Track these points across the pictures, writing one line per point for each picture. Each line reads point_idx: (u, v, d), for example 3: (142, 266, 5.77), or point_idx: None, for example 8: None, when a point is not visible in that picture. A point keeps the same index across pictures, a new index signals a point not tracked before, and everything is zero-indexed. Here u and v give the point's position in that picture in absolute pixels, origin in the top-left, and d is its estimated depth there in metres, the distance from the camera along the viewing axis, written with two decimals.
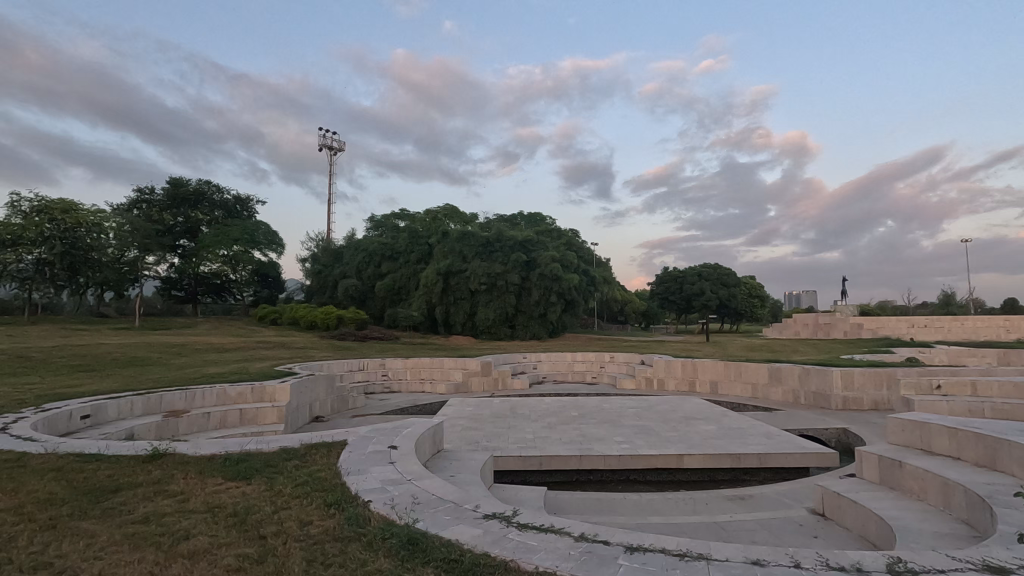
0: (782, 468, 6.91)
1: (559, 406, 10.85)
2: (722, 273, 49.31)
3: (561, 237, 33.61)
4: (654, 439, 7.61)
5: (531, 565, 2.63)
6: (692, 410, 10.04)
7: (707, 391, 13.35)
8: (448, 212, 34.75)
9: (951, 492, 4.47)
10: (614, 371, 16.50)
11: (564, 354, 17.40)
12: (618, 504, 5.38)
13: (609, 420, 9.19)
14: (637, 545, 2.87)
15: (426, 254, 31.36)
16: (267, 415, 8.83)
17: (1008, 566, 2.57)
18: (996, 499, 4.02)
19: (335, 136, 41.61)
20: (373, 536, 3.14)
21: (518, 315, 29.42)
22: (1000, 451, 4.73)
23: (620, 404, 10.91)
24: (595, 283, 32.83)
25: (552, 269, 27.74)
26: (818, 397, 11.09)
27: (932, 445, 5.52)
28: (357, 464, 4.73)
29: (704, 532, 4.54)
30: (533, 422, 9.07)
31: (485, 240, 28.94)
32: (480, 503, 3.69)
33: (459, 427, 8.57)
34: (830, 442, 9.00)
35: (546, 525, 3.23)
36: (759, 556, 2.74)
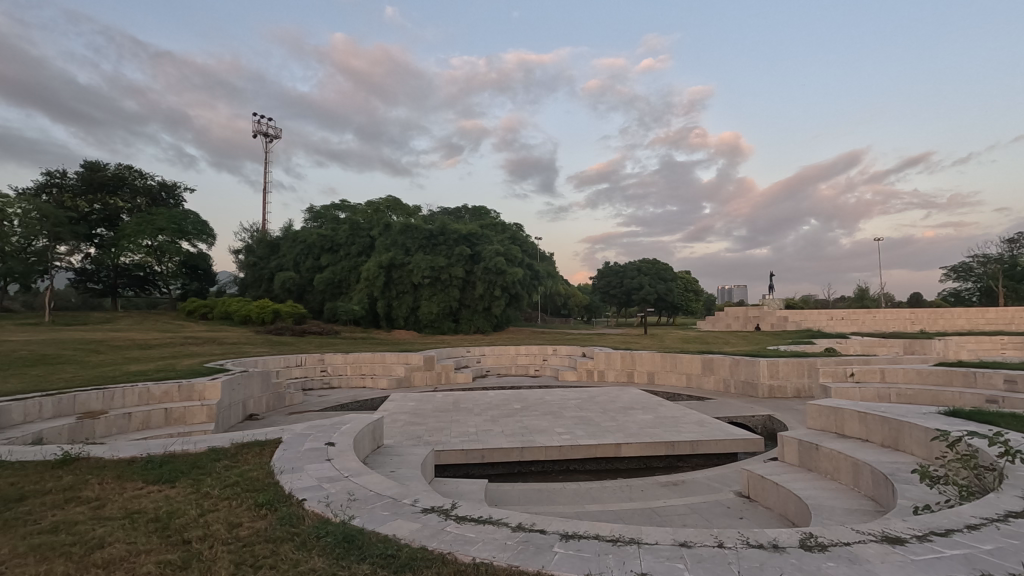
0: (713, 454, 7.26)
1: (502, 398, 10.94)
2: (660, 267, 51.18)
3: (506, 230, 33.72)
4: (593, 429, 7.83)
5: (468, 557, 2.64)
6: (630, 401, 10.35)
7: (644, 381, 13.83)
8: (391, 203, 34.04)
9: (860, 472, 4.86)
10: (556, 363, 16.79)
11: (507, 348, 17.54)
12: (558, 494, 5.49)
13: (550, 412, 9.33)
14: (572, 533, 2.94)
15: (367, 247, 30.71)
16: (195, 415, 8.38)
17: (903, 535, 2.82)
18: (898, 476, 4.40)
19: (271, 122, 39.96)
20: (307, 535, 3.06)
21: (462, 309, 29.27)
22: (903, 433, 5.17)
23: (562, 396, 11.13)
24: (539, 277, 33.16)
25: (496, 262, 27.86)
26: (746, 386, 11.75)
27: (845, 429, 5.96)
28: (290, 463, 4.59)
29: (638, 518, 4.71)
30: (476, 415, 9.09)
31: (429, 233, 29.03)
32: (420, 497, 3.67)
33: (401, 422, 8.48)
34: (757, 429, 9.54)
35: (484, 516, 3.25)
36: (686, 538, 2.87)
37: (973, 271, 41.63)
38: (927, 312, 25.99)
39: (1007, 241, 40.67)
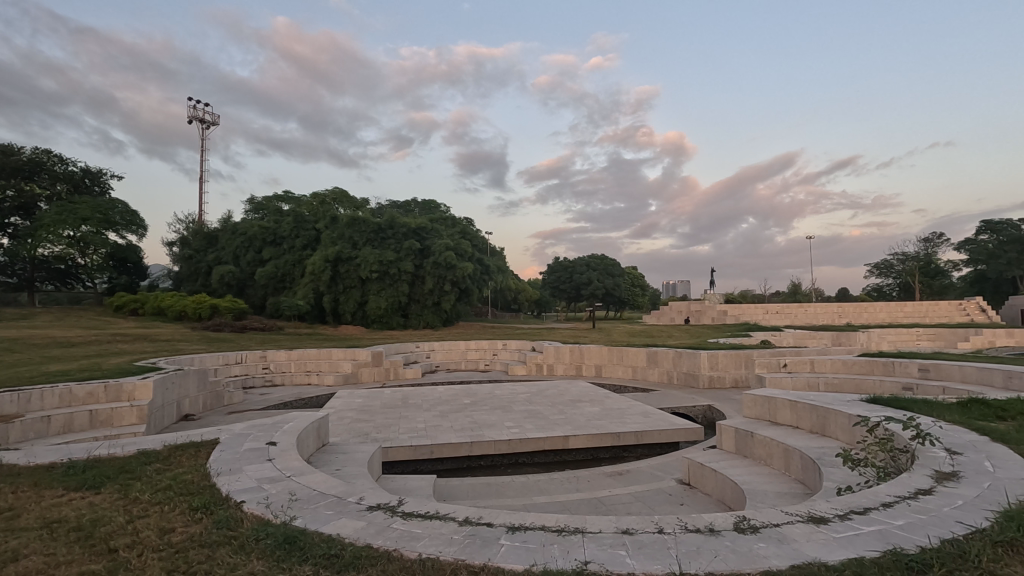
0: (656, 444, 7.50)
1: (451, 393, 10.91)
2: (608, 263, 52.27)
3: (456, 225, 33.44)
4: (542, 422, 7.93)
5: (413, 553, 2.62)
6: (578, 394, 10.53)
7: (592, 374, 14.13)
8: (337, 195, 32.87)
9: (790, 457, 5.15)
10: (506, 358, 16.87)
11: (456, 342, 17.48)
12: (506, 487, 5.53)
13: (500, 406, 9.37)
14: (519, 525, 2.97)
15: (313, 240, 29.80)
16: (124, 416, 7.89)
17: (826, 515, 3.02)
18: (824, 460, 4.69)
19: (207, 108, 38.00)
20: (245, 538, 2.96)
21: (411, 304, 28.89)
22: (829, 419, 5.51)
23: (511, 390, 11.21)
24: (489, 272, 33.08)
25: (446, 257, 27.59)
26: (688, 377, 12.20)
27: (777, 417, 6.31)
28: (228, 464, 4.41)
29: (585, 508, 4.82)
30: (425, 411, 9.01)
31: (377, 226, 28.47)
32: (365, 495, 3.61)
33: (347, 419, 8.30)
34: (698, 418, 9.92)
35: (431, 512, 3.24)
36: (629, 525, 2.96)
37: (893, 268, 44.81)
38: (852, 307, 27.77)
39: (923, 240, 44.37)
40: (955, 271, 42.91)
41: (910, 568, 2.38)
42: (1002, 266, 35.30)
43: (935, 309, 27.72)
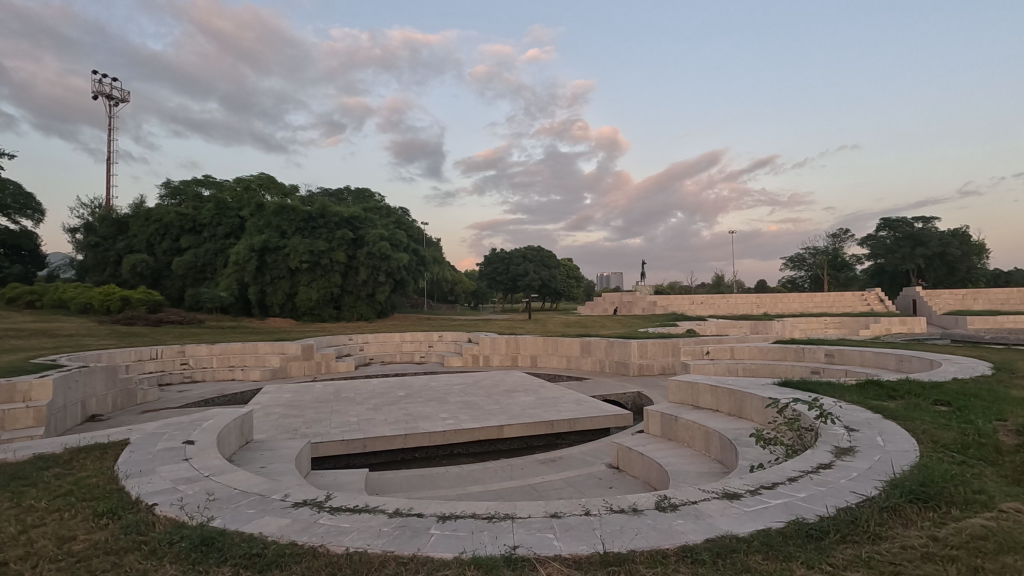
0: (588, 431, 7.73)
1: (386, 386, 10.73)
2: (544, 255, 53.01)
3: (391, 214, 32.67)
4: (477, 413, 7.96)
5: (341, 548, 2.57)
6: (513, 384, 10.63)
7: (527, 364, 14.33)
8: (263, 180, 31.21)
9: (710, 439, 5.45)
10: (442, 349, 16.75)
11: (392, 335, 17.17)
12: (440, 478, 5.51)
13: (435, 398, 9.31)
14: (449, 514, 2.97)
15: (236, 228, 28.24)
16: (17, 419, 7.16)
17: (739, 491, 3.23)
18: (740, 440, 5.00)
19: (115, 83, 34.98)
20: (157, 542, 2.79)
21: (344, 296, 28.05)
22: (745, 402, 5.87)
23: (447, 381, 11.18)
24: (425, 263, 32.62)
25: (381, 248, 26.92)
26: (619, 365, 12.64)
27: (699, 401, 6.66)
28: (139, 465, 4.13)
29: (517, 495, 4.89)
30: (358, 405, 8.80)
31: (307, 215, 27.38)
32: (291, 491, 3.50)
33: (275, 415, 7.98)
34: (628, 404, 10.30)
35: (360, 505, 3.19)
36: (557, 509, 3.04)
37: (805, 262, 48.22)
38: (769, 297, 29.64)
39: (831, 236, 47.93)
40: (858, 265, 46.81)
41: (810, 536, 2.60)
42: (897, 259, 38.87)
43: (841, 299, 30.09)
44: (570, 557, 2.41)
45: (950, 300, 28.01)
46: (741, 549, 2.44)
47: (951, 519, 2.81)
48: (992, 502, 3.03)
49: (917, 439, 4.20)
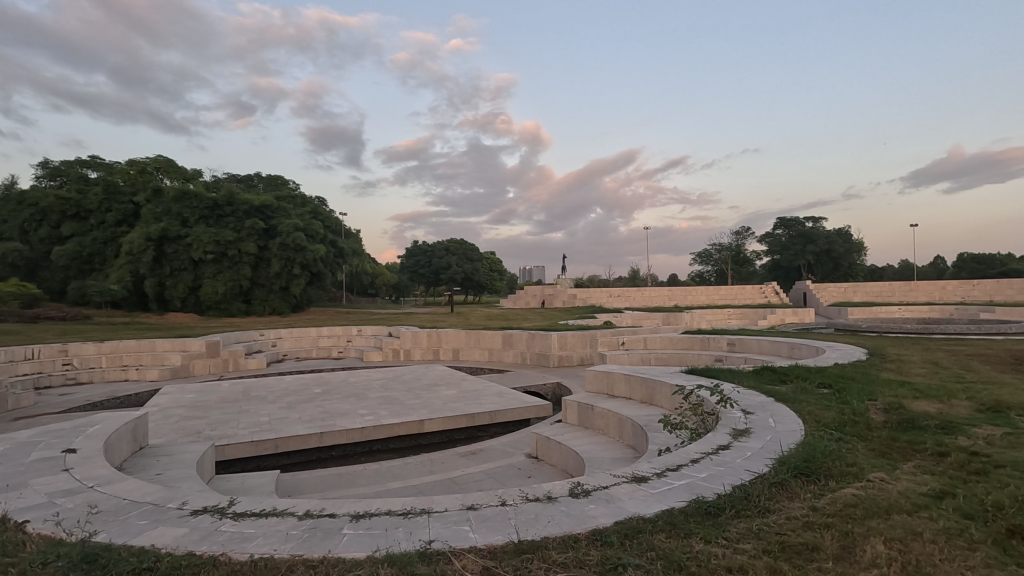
0: (509, 422, 7.84)
1: (301, 383, 10.28)
2: (467, 248, 52.87)
3: (307, 204, 31.09)
4: (397, 408, 7.82)
5: (244, 555, 2.44)
6: (434, 378, 10.55)
7: (449, 357, 14.25)
8: (161, 164, 28.60)
9: (623, 425, 5.70)
10: (361, 344, 16.26)
11: (307, 330, 16.44)
12: (357, 476, 5.37)
13: (353, 394, 9.04)
14: (363, 512, 2.90)
15: (129, 215, 25.76)
16: None
17: (646, 475, 3.41)
18: (651, 426, 5.26)
19: None
20: (28, 563, 2.50)
21: (254, 289, 26.51)
22: (656, 390, 6.20)
23: (366, 377, 10.88)
24: (344, 255, 31.42)
25: (295, 238, 25.57)
26: (540, 357, 12.89)
27: (614, 390, 6.94)
28: (6, 479, 3.68)
29: (437, 489, 4.88)
30: (270, 404, 8.36)
31: (212, 202, 25.46)
32: (189, 499, 3.26)
33: (176, 417, 7.41)
34: (548, 395, 10.54)
35: (266, 509, 3.04)
36: (473, 501, 3.06)
37: (712, 257, 51.48)
38: (680, 291, 31.32)
39: (735, 233, 51.52)
40: (758, 260, 50.65)
41: (708, 513, 2.79)
42: (791, 256, 42.61)
43: (743, 292, 32.42)
44: (485, 547, 2.43)
45: (835, 293, 31.02)
46: (647, 530, 2.58)
47: (828, 490, 3.13)
48: (862, 473, 3.40)
49: (803, 419, 4.64)
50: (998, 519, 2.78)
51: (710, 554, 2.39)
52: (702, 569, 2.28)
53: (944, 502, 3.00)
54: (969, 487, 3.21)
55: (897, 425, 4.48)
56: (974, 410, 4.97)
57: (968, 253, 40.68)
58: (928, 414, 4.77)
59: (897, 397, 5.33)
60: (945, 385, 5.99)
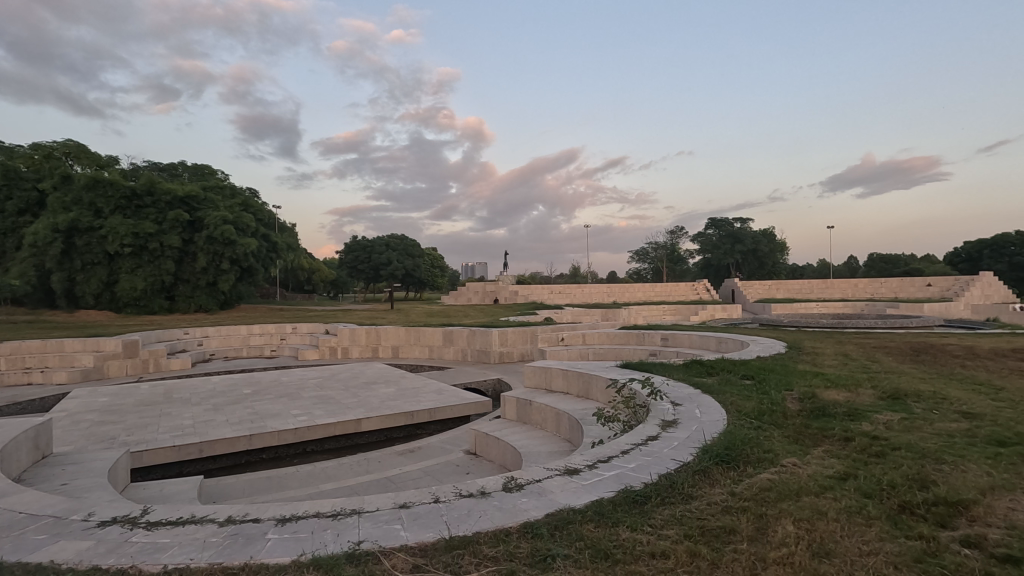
0: (448, 419, 7.81)
1: (230, 384, 9.79)
2: (408, 244, 52.08)
3: (237, 196, 29.46)
4: (333, 407, 7.61)
5: (157, 567, 2.30)
6: (373, 376, 10.33)
7: (388, 355, 14.00)
8: (71, 149, 26.34)
9: (560, 419, 5.80)
10: (296, 342, 15.67)
11: (237, 328, 15.65)
12: (288, 479, 5.19)
13: (286, 394, 8.71)
14: (290, 516, 2.81)
15: (35, 203, 23.94)
16: None
17: (579, 467, 3.48)
18: (586, 420, 5.38)
19: None
20: None
21: (177, 285, 24.95)
22: (591, 384, 6.35)
23: (300, 376, 10.50)
24: (277, 251, 30.11)
25: (223, 232, 24.18)
26: (481, 354, 12.91)
27: (551, 385, 7.05)
28: None
29: (373, 488, 4.80)
30: (195, 406, 7.92)
31: (130, 192, 23.68)
32: (97, 509, 3.04)
33: (87, 423, 6.87)
34: (488, 391, 10.59)
35: (183, 516, 2.87)
36: (406, 500, 3.03)
37: (649, 255, 53.26)
38: (618, 287, 32.21)
39: (670, 232, 53.55)
40: (691, 258, 52.88)
41: (635, 501, 2.90)
42: (722, 254, 44.84)
43: (677, 289, 33.73)
44: (416, 545, 2.41)
45: (760, 290, 32.88)
46: (576, 520, 2.65)
47: (746, 476, 3.33)
48: (777, 458, 3.63)
49: (726, 409, 4.90)
50: (891, 496, 3.05)
51: (636, 542, 2.49)
52: (628, 556, 2.36)
53: (847, 483, 3.26)
54: (869, 468, 3.50)
55: (809, 413, 4.82)
56: (876, 398, 5.43)
57: (877, 253, 44.23)
58: (837, 402, 5.17)
59: (810, 387, 5.72)
60: (852, 375, 6.49)
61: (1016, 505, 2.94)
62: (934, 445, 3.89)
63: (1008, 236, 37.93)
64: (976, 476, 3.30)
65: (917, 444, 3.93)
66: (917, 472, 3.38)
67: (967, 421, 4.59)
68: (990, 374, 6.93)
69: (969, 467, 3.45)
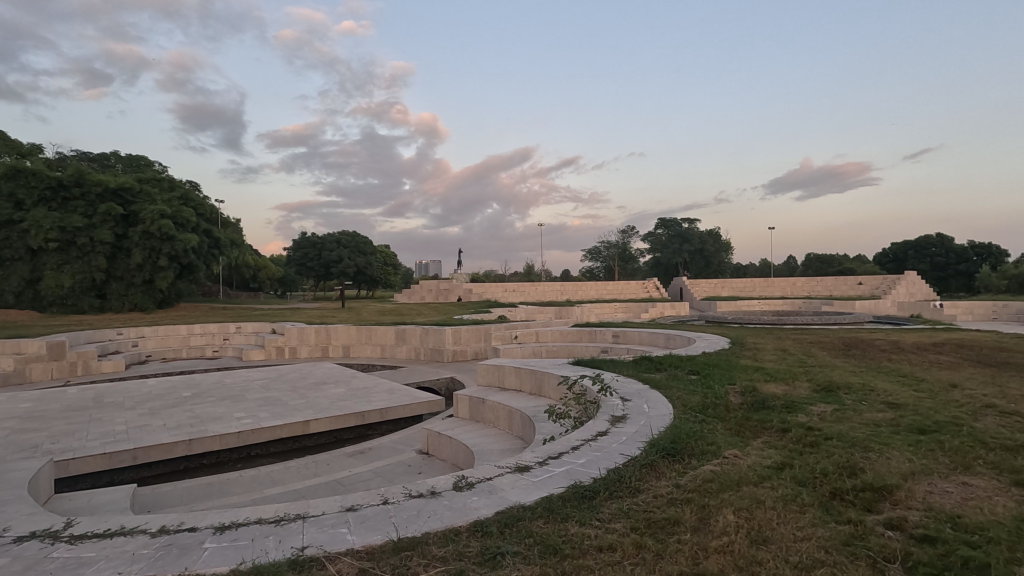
0: (400, 419, 7.70)
1: (168, 386, 9.31)
2: (359, 241, 50.99)
3: (176, 188, 27.90)
4: (280, 409, 7.37)
5: None
6: (322, 376, 10.06)
7: (338, 354, 13.68)
8: None
9: (513, 417, 5.83)
10: (240, 342, 15.07)
11: (175, 327, 14.90)
12: (230, 484, 4.99)
13: (229, 396, 8.36)
14: (229, 523, 2.70)
15: None
16: None
17: (530, 464, 3.51)
18: (538, 417, 5.42)
19: None
20: None
21: (110, 282, 23.54)
22: (544, 381, 6.42)
23: (245, 377, 10.11)
24: (220, 247, 28.80)
25: (160, 227, 22.89)
26: (434, 352, 12.80)
27: (504, 382, 7.06)
28: None
29: (321, 492, 4.68)
30: (129, 411, 7.49)
31: (56, 183, 22.18)
32: (12, 525, 2.83)
33: (4, 431, 6.37)
34: (441, 390, 10.52)
35: (111, 528, 2.71)
36: (354, 502, 2.96)
37: (601, 253, 54.19)
38: (571, 286, 32.65)
39: (622, 231, 54.72)
40: (641, 257, 54.17)
41: (584, 496, 2.95)
42: (671, 253, 46.16)
43: (627, 287, 34.50)
44: (363, 548, 2.37)
45: (706, 288, 34.04)
46: (526, 517, 2.66)
47: (690, 468, 3.44)
48: (719, 450, 3.77)
49: (673, 403, 5.04)
50: (823, 484, 3.23)
51: (585, 536, 2.52)
52: (576, 550, 2.40)
53: (783, 472, 3.42)
54: (803, 457, 3.68)
55: (750, 406, 5.04)
56: (812, 391, 5.72)
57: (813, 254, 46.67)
58: (775, 395, 5.43)
59: (751, 381, 5.98)
60: (790, 369, 6.82)
61: (932, 489, 3.17)
62: (863, 434, 4.15)
63: (930, 238, 40.84)
64: (899, 462, 3.54)
65: (847, 434, 4.17)
66: (847, 460, 3.58)
67: (892, 411, 4.91)
68: (913, 366, 7.44)
69: (893, 454, 3.70)
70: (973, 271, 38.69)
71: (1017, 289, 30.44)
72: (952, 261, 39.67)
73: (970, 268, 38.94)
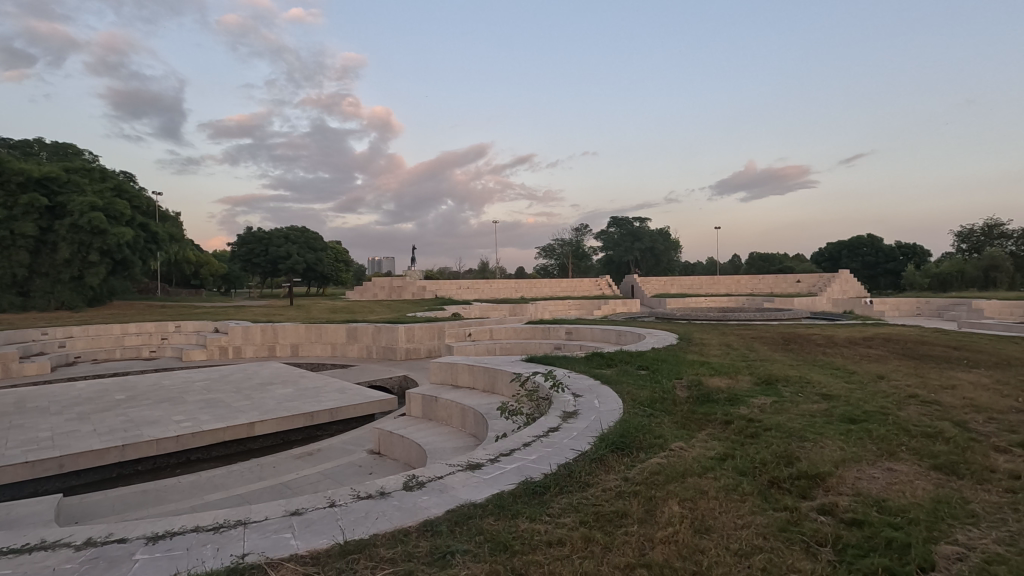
0: (351, 419, 7.54)
1: (100, 389, 8.78)
2: (309, 236, 49.56)
3: (108, 179, 26.25)
4: (224, 410, 7.08)
5: None
6: (269, 376, 9.72)
7: (286, 354, 13.25)
8: None
9: (466, 415, 5.80)
10: (180, 342, 14.36)
11: (107, 326, 14.02)
12: (168, 491, 4.75)
13: (168, 399, 7.96)
14: (163, 532, 2.57)
15: None
16: None
17: (481, 462, 3.50)
18: (491, 415, 5.42)
19: None
20: None
21: (33, 279, 21.96)
22: (497, 378, 6.42)
23: (185, 378, 9.64)
24: (158, 241, 27.29)
25: (90, 219, 21.48)
26: (386, 350, 12.59)
27: (457, 380, 7.02)
28: None
29: (266, 496, 4.52)
30: (55, 416, 7.00)
31: None
32: None
33: None
34: (394, 388, 10.37)
35: (31, 543, 2.53)
36: (299, 506, 2.87)
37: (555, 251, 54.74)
38: (525, 283, 32.83)
39: (575, 229, 55.47)
40: (594, 255, 55.07)
41: (535, 492, 2.96)
42: (622, 251, 47.10)
43: (580, 285, 34.98)
44: (307, 553, 2.30)
45: (656, 286, 34.93)
46: (476, 515, 2.66)
47: (638, 461, 3.52)
48: (666, 443, 3.88)
49: (622, 398, 5.15)
50: (763, 473, 3.37)
51: (534, 532, 2.54)
52: (527, 547, 2.41)
53: (726, 463, 3.55)
54: (744, 448, 3.84)
55: (696, 399, 5.20)
56: (753, 383, 5.98)
57: (756, 253, 48.72)
58: (719, 389, 5.63)
59: (697, 375, 6.19)
60: (733, 364, 7.10)
61: (861, 475, 3.37)
62: (799, 425, 4.36)
63: (861, 238, 43.41)
64: (831, 451, 3.74)
65: (786, 425, 4.36)
66: (785, 449, 3.76)
67: (826, 402, 5.19)
68: (846, 359, 7.88)
69: (826, 443, 3.90)
70: (899, 270, 41.44)
71: (937, 287, 32.77)
72: (881, 261, 42.35)
73: (897, 267, 41.65)
